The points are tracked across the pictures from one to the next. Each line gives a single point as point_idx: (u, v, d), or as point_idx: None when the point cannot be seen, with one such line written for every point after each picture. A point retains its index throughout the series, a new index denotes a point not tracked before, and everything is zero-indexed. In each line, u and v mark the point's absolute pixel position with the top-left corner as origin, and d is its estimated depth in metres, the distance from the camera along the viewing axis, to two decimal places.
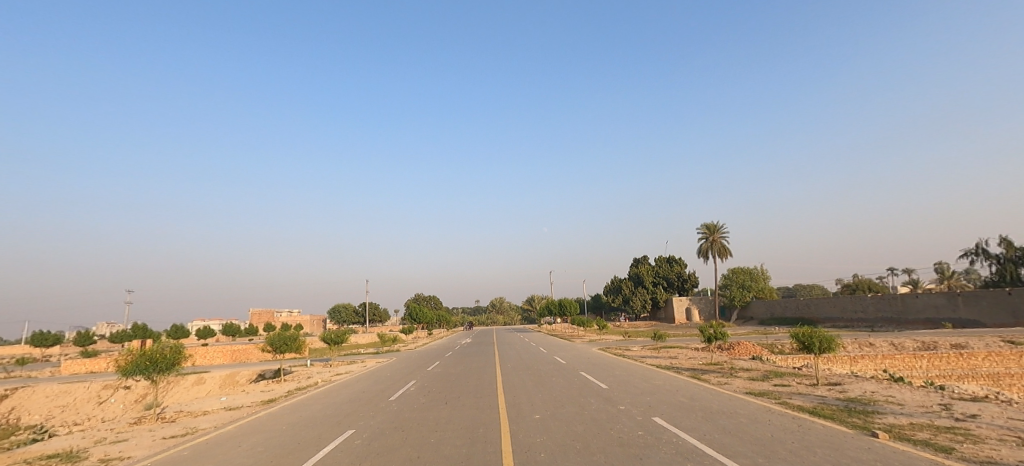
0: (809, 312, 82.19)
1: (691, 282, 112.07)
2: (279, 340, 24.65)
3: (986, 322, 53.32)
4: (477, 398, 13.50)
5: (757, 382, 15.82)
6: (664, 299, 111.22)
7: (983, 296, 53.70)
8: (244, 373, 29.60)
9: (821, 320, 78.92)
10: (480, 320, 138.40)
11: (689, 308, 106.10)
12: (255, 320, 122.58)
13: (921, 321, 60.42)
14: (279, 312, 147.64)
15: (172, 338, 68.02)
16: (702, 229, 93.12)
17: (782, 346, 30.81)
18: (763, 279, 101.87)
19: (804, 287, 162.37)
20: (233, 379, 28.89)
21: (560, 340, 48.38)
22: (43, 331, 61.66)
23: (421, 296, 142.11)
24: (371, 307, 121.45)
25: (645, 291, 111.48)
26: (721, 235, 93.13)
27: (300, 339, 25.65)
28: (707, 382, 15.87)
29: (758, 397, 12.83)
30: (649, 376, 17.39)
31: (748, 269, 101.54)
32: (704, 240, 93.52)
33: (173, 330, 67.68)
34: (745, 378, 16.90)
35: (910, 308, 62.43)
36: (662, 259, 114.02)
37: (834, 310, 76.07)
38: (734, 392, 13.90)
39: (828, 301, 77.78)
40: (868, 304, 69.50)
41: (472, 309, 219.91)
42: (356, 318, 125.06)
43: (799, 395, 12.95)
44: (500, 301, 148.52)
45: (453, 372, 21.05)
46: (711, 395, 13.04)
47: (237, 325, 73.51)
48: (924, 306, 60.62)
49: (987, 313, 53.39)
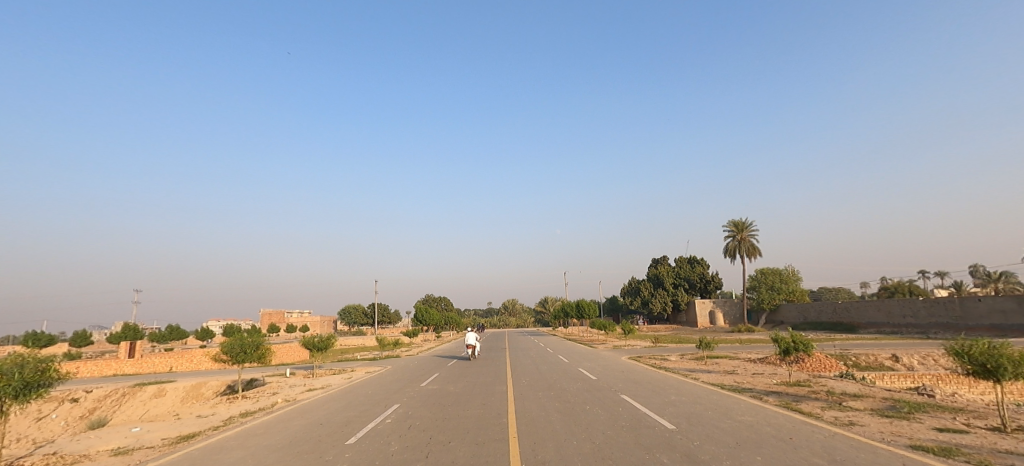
0: (849, 316, 75.52)
1: (715, 283, 105.67)
2: (236, 346, 19.43)
3: None
4: (474, 453, 8.52)
5: (902, 423, 10.64)
6: (686, 302, 104.92)
7: None
8: (213, 383, 24.84)
9: (862, 325, 72.50)
10: (493, 322, 132.81)
11: (713, 311, 99.61)
12: (264, 320, 119.22)
13: (984, 327, 54.18)
14: (290, 313, 143.86)
15: (167, 340, 63.84)
16: (729, 225, 87.09)
17: (857, 359, 25.12)
18: (794, 281, 95.03)
19: (830, 288, 155.22)
20: (199, 391, 24.17)
21: (581, 346, 43.36)
22: (33, 331, 57.85)
23: (433, 297, 137.39)
24: (381, 309, 116.30)
25: (666, 293, 105.56)
26: (750, 232, 86.97)
27: (264, 346, 20.25)
28: (824, 422, 10.75)
29: (954, 462, 7.64)
30: (723, 406, 12.33)
31: (778, 269, 94.75)
32: (732, 239, 87.50)
33: (168, 331, 63.55)
34: (872, 413, 11.72)
35: (970, 313, 56.23)
36: (683, 259, 107.82)
37: (879, 314, 69.63)
38: (893, 446, 8.78)
39: (871, 304, 71.13)
40: (919, 309, 63.10)
41: (485, 312, 213.63)
42: (366, 320, 119.91)
43: (1019, 459, 7.79)
44: (513, 303, 143.04)
45: (452, 392, 16.11)
46: (866, 460, 7.82)
47: (236, 326, 69.00)
48: (988, 311, 54.35)
49: None
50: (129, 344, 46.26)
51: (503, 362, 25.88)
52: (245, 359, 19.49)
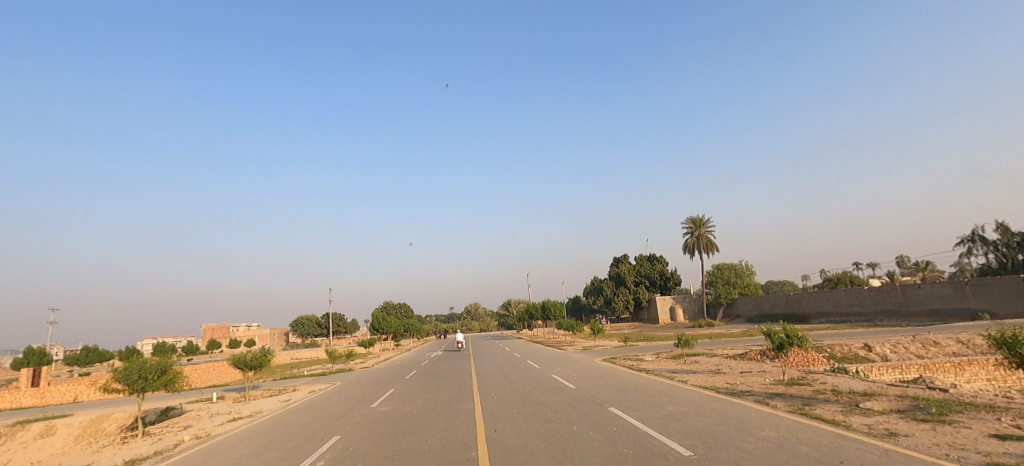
0: (801, 308, 76.77)
1: (674, 279, 106.36)
2: (133, 372, 16.17)
3: (996, 311, 47.96)
4: None
5: (953, 430, 8.80)
6: (646, 299, 105.09)
7: (992, 285, 48.32)
8: (119, 416, 21.38)
9: (813, 315, 73.79)
10: (454, 328, 129.51)
11: (673, 307, 100.02)
12: (206, 337, 111.54)
13: (924, 312, 55.71)
14: (237, 328, 135.47)
15: (85, 364, 57.28)
16: (686, 222, 87.51)
17: (834, 350, 23.95)
18: (748, 275, 96.55)
19: (777, 282, 159.85)
20: (101, 428, 20.71)
21: (549, 349, 41.12)
22: None
23: (390, 305, 132.82)
24: (334, 319, 110.87)
25: (627, 291, 105.45)
26: (707, 228, 87.80)
27: (170, 371, 17.11)
28: (862, 433, 8.76)
29: None
30: (736, 418, 10.33)
31: (733, 264, 96.08)
32: (689, 235, 87.99)
33: (85, 354, 57.07)
34: (907, 416, 9.91)
35: (912, 300, 57.68)
36: (642, 257, 108.02)
37: (828, 304, 70.93)
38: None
39: (820, 295, 72.39)
40: (865, 297, 64.53)
41: (446, 318, 209.17)
42: (319, 331, 114.07)
43: None
44: (474, 307, 139.98)
45: (407, 414, 13.56)
46: None
47: (169, 345, 63.14)
48: (928, 297, 55.84)
49: (998, 302, 48.04)
50: (38, 372, 40.73)
51: (466, 373, 23.36)
52: (145, 387, 16.29)
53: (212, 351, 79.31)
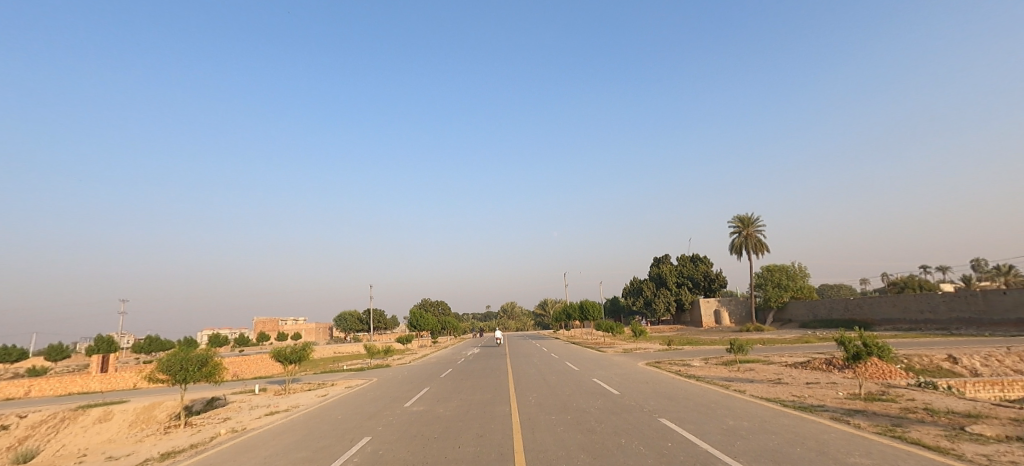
0: (862, 314, 72.15)
1: (721, 281, 102.49)
2: (175, 363, 16.03)
3: None
4: None
5: None
6: (690, 301, 101.70)
7: None
8: (168, 404, 21.58)
9: (877, 321, 69.18)
10: (492, 326, 129.26)
11: (719, 310, 96.26)
12: (255, 329, 115.49)
13: (1010, 322, 50.83)
14: (285, 321, 140.04)
15: (145, 352, 59.72)
16: (734, 221, 83.92)
17: (913, 362, 21.71)
18: (802, 277, 91.70)
19: (832, 286, 151.93)
20: (150, 415, 20.94)
21: (590, 351, 39.73)
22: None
23: (429, 302, 133.95)
24: (376, 315, 112.65)
25: (670, 293, 102.35)
26: (757, 228, 83.84)
27: (210, 361, 16.91)
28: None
29: None
30: (813, 439, 8.93)
31: (785, 266, 91.41)
32: (737, 234, 84.38)
33: (146, 342, 59.52)
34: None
35: (995, 307, 52.96)
36: (686, 258, 104.57)
37: (894, 310, 66.23)
38: None
39: (886, 300, 67.75)
40: (939, 304, 59.87)
41: (484, 316, 209.69)
42: (361, 326, 116.10)
43: None
44: (512, 306, 139.33)
45: (442, 416, 12.74)
46: None
47: (220, 336, 65.16)
48: (1014, 305, 51.13)
49: None
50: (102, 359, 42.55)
51: (506, 373, 22.44)
52: (186, 378, 16.13)
53: (259, 344, 81.74)
